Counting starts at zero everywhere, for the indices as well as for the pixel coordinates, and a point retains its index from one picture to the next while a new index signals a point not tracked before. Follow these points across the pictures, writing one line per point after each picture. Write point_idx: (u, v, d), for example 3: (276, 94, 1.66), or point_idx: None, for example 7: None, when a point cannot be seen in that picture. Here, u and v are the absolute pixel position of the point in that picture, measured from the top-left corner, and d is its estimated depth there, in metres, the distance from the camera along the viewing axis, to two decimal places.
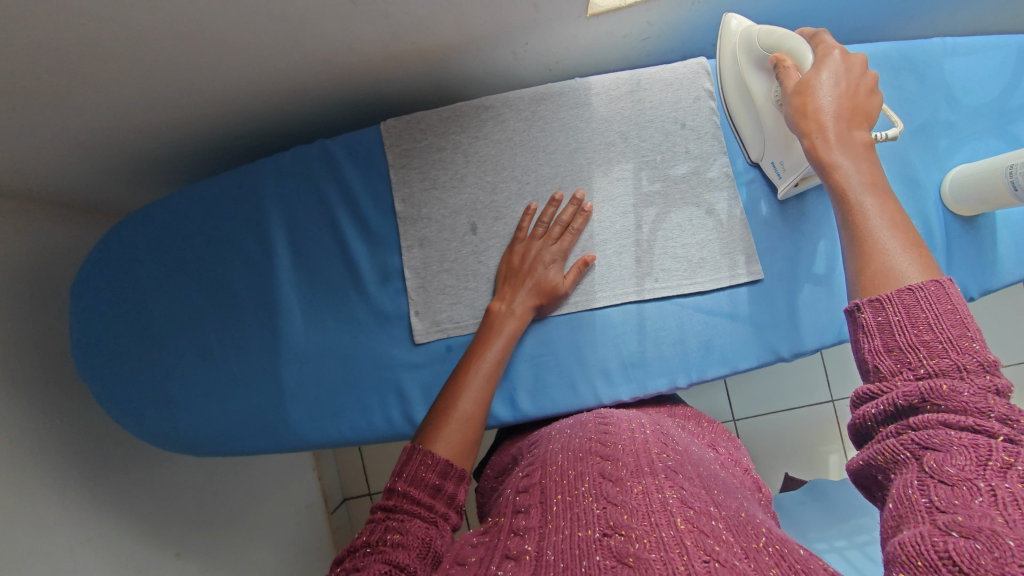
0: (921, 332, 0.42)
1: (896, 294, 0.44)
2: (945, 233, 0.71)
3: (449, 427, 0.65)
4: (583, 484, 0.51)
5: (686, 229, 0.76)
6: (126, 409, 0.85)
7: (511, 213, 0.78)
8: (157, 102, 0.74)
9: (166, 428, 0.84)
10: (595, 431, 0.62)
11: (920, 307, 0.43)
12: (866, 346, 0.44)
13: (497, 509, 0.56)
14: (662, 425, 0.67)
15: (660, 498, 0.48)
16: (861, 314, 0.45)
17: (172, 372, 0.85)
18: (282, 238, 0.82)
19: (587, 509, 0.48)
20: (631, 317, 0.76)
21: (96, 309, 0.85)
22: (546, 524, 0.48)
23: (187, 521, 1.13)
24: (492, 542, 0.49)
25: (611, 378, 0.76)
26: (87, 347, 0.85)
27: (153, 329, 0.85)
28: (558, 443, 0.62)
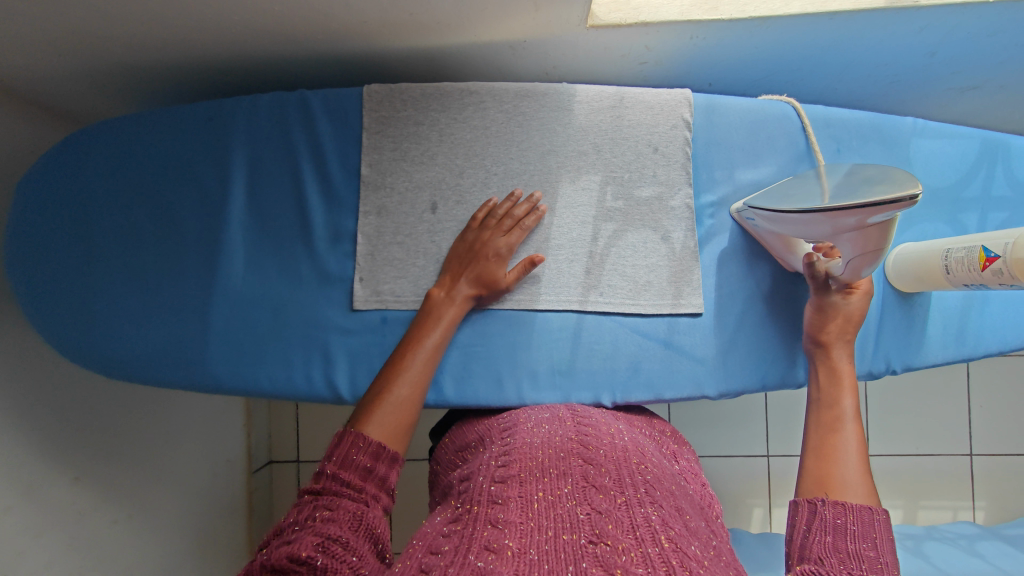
0: (866, 546, 0.49)
1: (857, 506, 0.52)
2: (882, 303, 0.73)
3: (383, 411, 0.63)
4: (566, 486, 0.53)
5: (639, 250, 0.76)
6: (45, 319, 0.82)
7: (475, 200, 0.78)
8: (140, 17, 0.72)
9: (82, 345, 0.82)
10: (575, 433, 0.64)
11: (869, 523, 0.50)
12: (821, 534, 0.50)
13: (468, 496, 0.56)
14: (633, 430, 0.70)
15: (644, 514, 0.49)
16: (824, 505, 0.52)
17: (101, 290, 0.82)
18: (241, 179, 0.81)
19: (571, 511, 0.50)
20: (570, 325, 0.77)
21: (36, 213, 0.82)
22: (527, 520, 0.49)
23: (91, 451, 1.09)
24: (466, 531, 0.48)
25: (538, 381, 0.76)
26: (17, 248, 0.82)
27: (91, 243, 0.83)
28: (537, 437, 0.64)
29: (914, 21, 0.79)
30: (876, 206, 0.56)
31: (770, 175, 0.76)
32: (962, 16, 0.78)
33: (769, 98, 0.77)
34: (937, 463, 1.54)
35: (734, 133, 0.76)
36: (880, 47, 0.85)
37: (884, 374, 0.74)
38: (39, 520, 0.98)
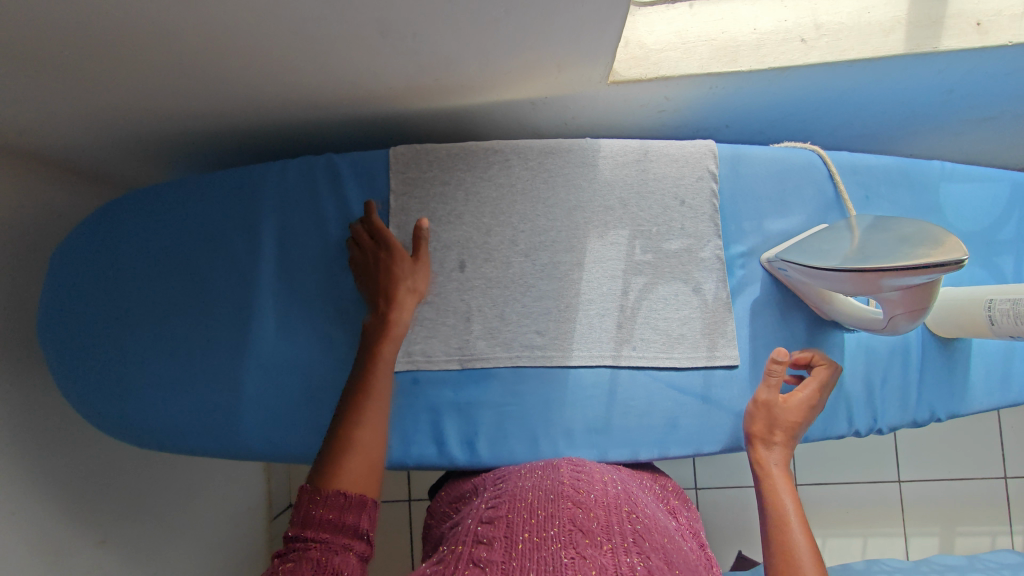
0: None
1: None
2: (922, 352, 0.73)
3: (349, 459, 0.61)
4: (553, 527, 0.54)
5: (670, 302, 0.76)
6: (79, 389, 0.82)
7: (501, 257, 0.77)
8: (172, 94, 0.74)
9: (115, 413, 0.82)
10: (568, 476, 0.65)
11: None
12: None
13: (456, 536, 0.57)
14: (630, 483, 0.69)
15: (629, 562, 0.50)
16: None
17: (133, 358, 0.83)
18: (270, 244, 0.82)
19: (554, 554, 0.50)
20: (603, 381, 0.76)
21: (73, 283, 0.84)
22: (509, 562, 0.50)
23: (117, 511, 1.08)
24: (449, 570, 0.50)
25: (573, 440, 0.75)
26: (54, 319, 0.83)
27: (123, 311, 0.83)
28: (529, 480, 0.65)
29: (933, 64, 0.79)
30: (921, 268, 0.54)
31: (799, 223, 0.76)
32: (981, 58, 0.79)
33: (793, 146, 0.77)
34: (973, 488, 1.50)
35: (760, 184, 0.76)
36: (898, 89, 0.85)
37: (929, 422, 0.73)
38: None
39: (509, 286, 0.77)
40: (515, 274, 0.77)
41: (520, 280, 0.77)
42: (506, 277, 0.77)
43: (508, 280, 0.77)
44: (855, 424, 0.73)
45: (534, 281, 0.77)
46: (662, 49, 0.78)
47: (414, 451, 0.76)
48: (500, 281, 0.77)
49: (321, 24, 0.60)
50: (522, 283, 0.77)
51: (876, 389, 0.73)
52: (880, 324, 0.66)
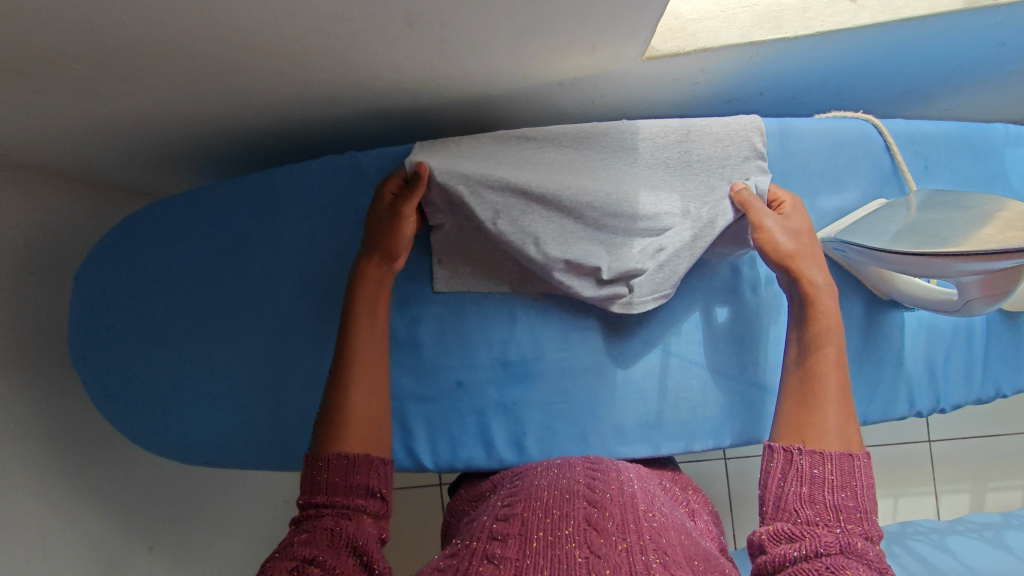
0: (845, 496, 0.52)
1: (835, 453, 0.54)
2: (986, 328, 0.70)
3: (348, 421, 0.59)
4: (567, 526, 0.52)
5: (720, 289, 0.73)
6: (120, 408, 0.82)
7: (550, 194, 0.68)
8: (186, 100, 0.70)
9: (157, 430, 0.82)
10: (584, 474, 0.62)
11: (846, 477, 0.53)
12: (795, 491, 0.53)
13: (470, 531, 0.56)
14: (648, 483, 0.66)
15: (644, 561, 0.48)
16: (801, 456, 0.54)
17: (169, 375, 0.81)
18: (299, 251, 0.79)
19: (568, 553, 0.49)
20: (653, 374, 0.74)
21: (102, 302, 0.82)
22: (524, 559, 0.49)
23: (164, 517, 1.08)
24: (462, 565, 0.49)
25: (624, 435, 0.74)
26: (90, 338, 0.82)
27: (154, 328, 0.81)
28: (545, 479, 0.63)
29: (992, 18, 0.74)
30: (999, 254, 0.51)
31: (853, 199, 0.72)
32: None
33: (845, 116, 0.73)
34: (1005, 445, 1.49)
35: (811, 158, 0.72)
36: (951, 45, 0.79)
37: (993, 399, 0.71)
38: None
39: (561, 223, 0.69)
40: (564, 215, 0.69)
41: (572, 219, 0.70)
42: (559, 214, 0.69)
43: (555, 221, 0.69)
44: (917, 404, 0.70)
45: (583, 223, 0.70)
46: (700, 19, 0.73)
47: (463, 454, 0.75)
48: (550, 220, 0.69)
49: (343, 19, 0.56)
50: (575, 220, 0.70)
51: (939, 367, 0.70)
52: (950, 306, 0.63)
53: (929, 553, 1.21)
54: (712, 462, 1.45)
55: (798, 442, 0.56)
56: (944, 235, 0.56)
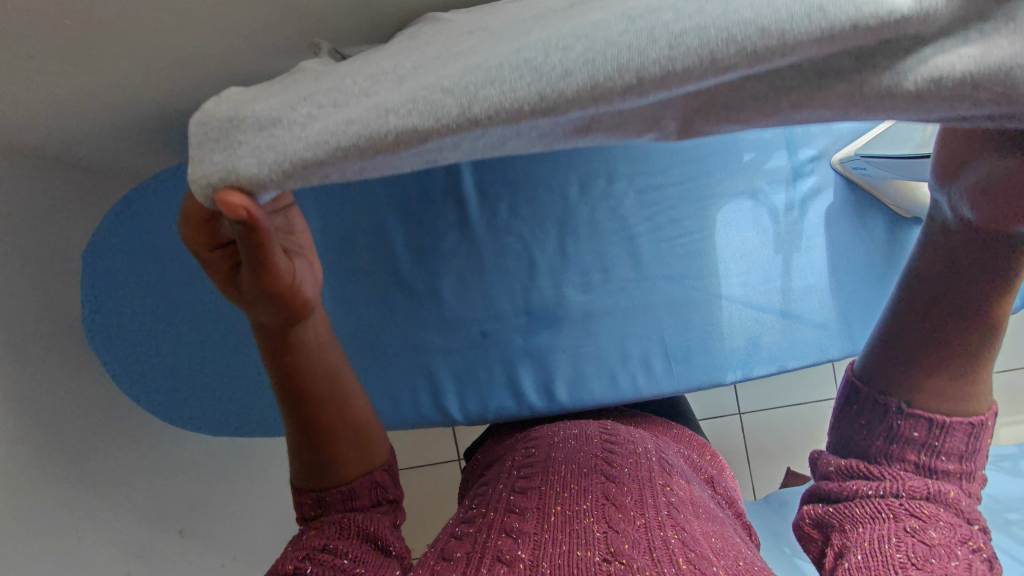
0: (948, 459, 0.45)
1: (954, 420, 0.45)
2: None
3: (342, 453, 0.49)
4: (584, 501, 0.52)
5: (742, 216, 0.72)
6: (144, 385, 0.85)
7: (285, 142, 0.30)
8: (202, 68, 0.67)
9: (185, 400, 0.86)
10: (601, 446, 0.62)
11: (961, 435, 0.45)
12: (883, 435, 0.47)
13: (484, 499, 0.56)
14: (665, 451, 0.65)
15: (663, 536, 0.48)
16: (898, 406, 0.47)
17: (193, 345, 0.88)
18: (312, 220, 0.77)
19: (587, 528, 0.49)
20: (676, 307, 0.73)
21: (119, 280, 0.85)
22: (542, 533, 0.49)
23: (193, 496, 1.06)
24: (479, 536, 0.49)
25: (653, 372, 0.73)
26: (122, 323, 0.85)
27: (176, 301, 0.86)
28: (561, 451, 0.62)
29: None
30: None
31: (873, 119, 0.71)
32: None
33: None
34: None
35: None
36: None
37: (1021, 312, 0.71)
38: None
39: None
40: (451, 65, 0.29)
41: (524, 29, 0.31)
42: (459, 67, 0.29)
43: (254, 154, 0.31)
44: None
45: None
46: None
47: (492, 404, 0.74)
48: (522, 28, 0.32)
49: None
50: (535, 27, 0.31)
51: None
52: None
53: None
54: (726, 417, 1.46)
55: (899, 393, 0.47)
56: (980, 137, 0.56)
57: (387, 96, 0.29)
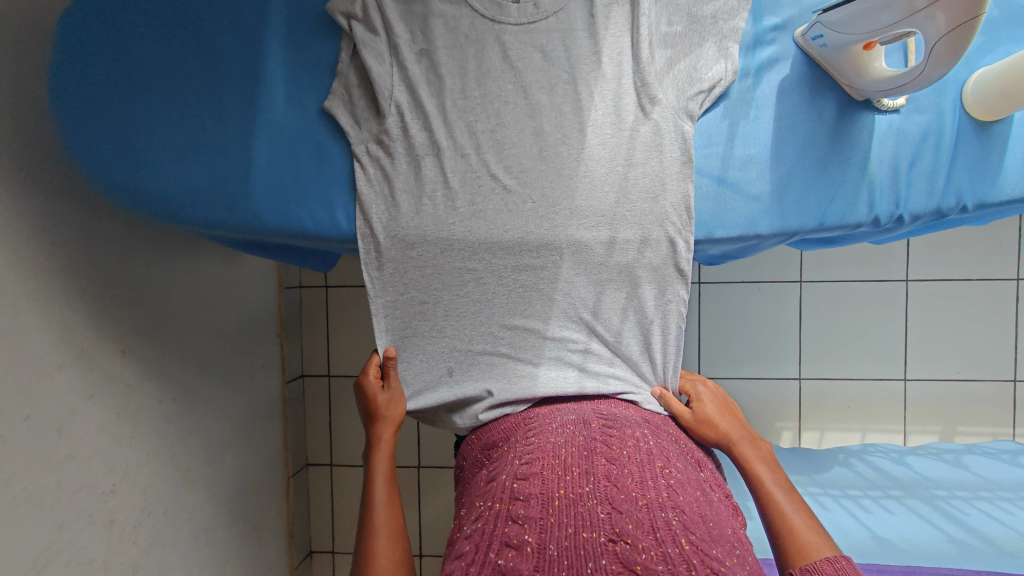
0: None
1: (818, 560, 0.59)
2: (956, 133, 0.70)
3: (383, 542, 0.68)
4: (587, 485, 0.57)
5: (702, 68, 0.71)
6: (83, 148, 0.79)
7: (411, 350, 0.80)
8: None
9: (122, 177, 0.79)
10: (599, 431, 0.67)
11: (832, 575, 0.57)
12: None
13: (492, 491, 0.61)
14: (664, 439, 0.70)
15: (664, 517, 0.53)
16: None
17: (141, 125, 0.79)
18: (281, 21, 0.80)
19: (591, 510, 0.54)
20: (618, 160, 0.73)
21: (82, 41, 0.79)
22: (548, 518, 0.54)
23: (142, 329, 1.11)
24: (488, 526, 0.54)
25: (584, 218, 0.74)
26: (73, 79, 0.79)
27: (131, 75, 0.79)
28: (561, 436, 0.67)
29: None
30: None
31: None
32: None
33: None
34: (929, 389, 1.60)
35: None
36: None
37: (954, 212, 0.70)
38: (89, 382, 0.99)
39: (571, 39, 0.73)
40: (464, 297, 0.77)
41: (486, 301, 0.77)
42: (463, 327, 0.78)
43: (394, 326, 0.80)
44: (877, 208, 0.71)
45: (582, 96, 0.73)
46: None
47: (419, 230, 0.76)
48: (491, 282, 0.76)
49: None
50: (485, 301, 0.77)
51: (903, 169, 0.70)
52: (910, 76, 0.62)
53: (887, 465, 1.38)
54: None
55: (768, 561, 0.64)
56: None
57: (437, 325, 0.79)
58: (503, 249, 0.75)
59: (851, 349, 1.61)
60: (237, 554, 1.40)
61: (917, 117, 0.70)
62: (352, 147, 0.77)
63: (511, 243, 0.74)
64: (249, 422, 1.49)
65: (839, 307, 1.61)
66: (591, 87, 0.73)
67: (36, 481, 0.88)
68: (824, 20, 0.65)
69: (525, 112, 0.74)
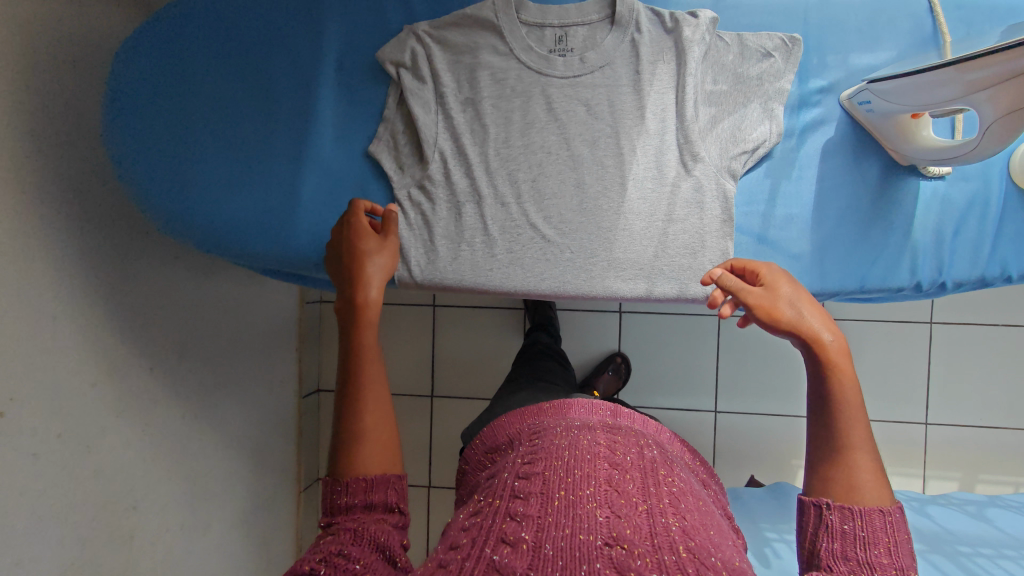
0: (879, 552, 0.45)
1: (867, 508, 0.46)
2: (1002, 202, 0.69)
3: (374, 409, 0.56)
4: (589, 485, 0.51)
5: (744, 127, 0.72)
6: (132, 174, 0.79)
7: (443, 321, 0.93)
8: None
9: (169, 204, 0.79)
10: (605, 435, 0.62)
11: (879, 530, 0.45)
12: (823, 547, 0.46)
13: (492, 489, 0.55)
14: (668, 452, 0.65)
15: (664, 523, 0.47)
16: (828, 514, 0.47)
17: (190, 154, 0.80)
18: (331, 61, 0.82)
19: (589, 512, 0.48)
20: (659, 213, 0.73)
21: (140, 72, 0.80)
22: (546, 516, 0.48)
23: (165, 341, 1.10)
24: (485, 522, 0.48)
25: (622, 271, 0.74)
26: (122, 106, 0.80)
27: (184, 106, 0.80)
28: (566, 436, 0.61)
29: None
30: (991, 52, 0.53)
31: (889, 60, 0.71)
32: None
33: None
34: (950, 436, 1.58)
35: (850, 14, 0.71)
36: None
37: (998, 281, 0.70)
38: (116, 397, 1.00)
39: (617, 92, 0.74)
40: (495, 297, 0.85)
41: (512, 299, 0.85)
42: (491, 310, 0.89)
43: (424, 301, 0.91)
44: (918, 274, 0.70)
45: (624, 146, 0.74)
46: None
47: (455, 274, 0.76)
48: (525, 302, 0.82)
49: None
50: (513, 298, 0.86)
51: (947, 237, 0.70)
52: (955, 151, 0.62)
53: (908, 515, 1.36)
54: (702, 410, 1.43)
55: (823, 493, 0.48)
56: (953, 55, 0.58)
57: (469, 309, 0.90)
58: (538, 297, 0.76)
59: (872, 390, 1.59)
60: (246, 569, 1.40)
61: (963, 186, 0.70)
62: (395, 191, 0.78)
63: (546, 292, 0.76)
64: (265, 436, 1.49)
65: (862, 348, 1.59)
66: (633, 139, 0.73)
67: (65, 494, 0.90)
68: (870, 87, 0.65)
69: (567, 165, 0.75)
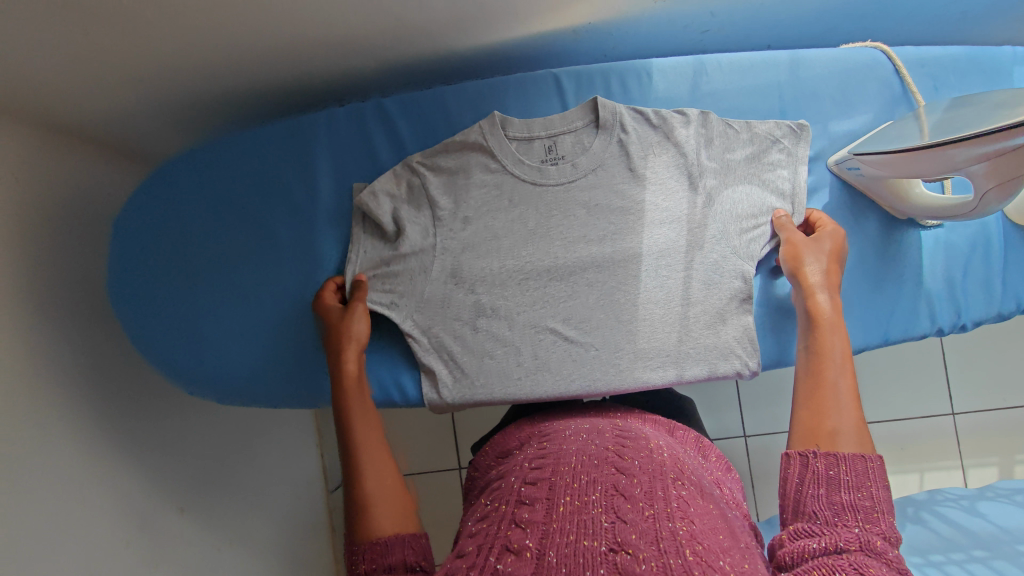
0: (861, 496, 0.52)
1: (849, 454, 0.55)
2: (1003, 240, 0.73)
3: (376, 476, 0.65)
4: (593, 492, 0.47)
5: (741, 205, 0.74)
6: (152, 343, 0.80)
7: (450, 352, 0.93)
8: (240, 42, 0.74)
9: (190, 364, 0.80)
10: (613, 440, 0.56)
11: (860, 474, 0.53)
12: (810, 491, 0.54)
13: (498, 493, 0.52)
14: (677, 450, 0.59)
15: (670, 529, 0.43)
16: (816, 460, 0.55)
17: (205, 311, 0.81)
18: (330, 195, 0.82)
19: (594, 518, 0.44)
20: (676, 299, 0.74)
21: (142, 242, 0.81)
22: (551, 522, 0.45)
23: (195, 479, 1.04)
24: (493, 528, 0.47)
25: (650, 361, 0.75)
26: (135, 273, 0.80)
27: (191, 265, 0.81)
28: (572, 444, 0.56)
29: None
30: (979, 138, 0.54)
31: (867, 122, 0.76)
32: None
33: (857, 47, 0.77)
34: (979, 423, 1.57)
35: (822, 84, 0.76)
36: None
37: (1011, 314, 0.74)
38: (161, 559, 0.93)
39: (616, 188, 0.75)
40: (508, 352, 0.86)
41: None
42: None
43: None
44: (938, 319, 0.73)
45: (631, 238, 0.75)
46: None
47: (484, 391, 0.76)
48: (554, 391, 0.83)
49: None
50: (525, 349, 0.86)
51: (958, 280, 0.73)
52: (958, 208, 0.65)
53: (959, 517, 1.24)
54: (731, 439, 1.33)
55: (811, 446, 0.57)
56: (932, 133, 0.60)
57: None
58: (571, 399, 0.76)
59: (897, 390, 1.58)
60: None
61: (965, 230, 0.73)
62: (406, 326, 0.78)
63: (578, 393, 0.75)
64: None
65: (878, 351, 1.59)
66: (638, 230, 0.75)
67: None
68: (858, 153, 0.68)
69: (579, 266, 0.76)
